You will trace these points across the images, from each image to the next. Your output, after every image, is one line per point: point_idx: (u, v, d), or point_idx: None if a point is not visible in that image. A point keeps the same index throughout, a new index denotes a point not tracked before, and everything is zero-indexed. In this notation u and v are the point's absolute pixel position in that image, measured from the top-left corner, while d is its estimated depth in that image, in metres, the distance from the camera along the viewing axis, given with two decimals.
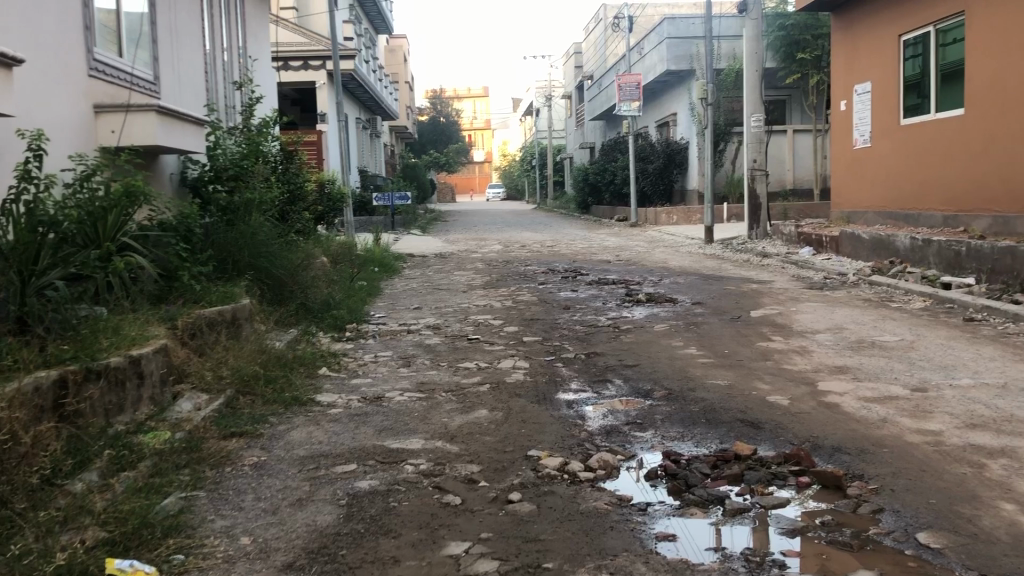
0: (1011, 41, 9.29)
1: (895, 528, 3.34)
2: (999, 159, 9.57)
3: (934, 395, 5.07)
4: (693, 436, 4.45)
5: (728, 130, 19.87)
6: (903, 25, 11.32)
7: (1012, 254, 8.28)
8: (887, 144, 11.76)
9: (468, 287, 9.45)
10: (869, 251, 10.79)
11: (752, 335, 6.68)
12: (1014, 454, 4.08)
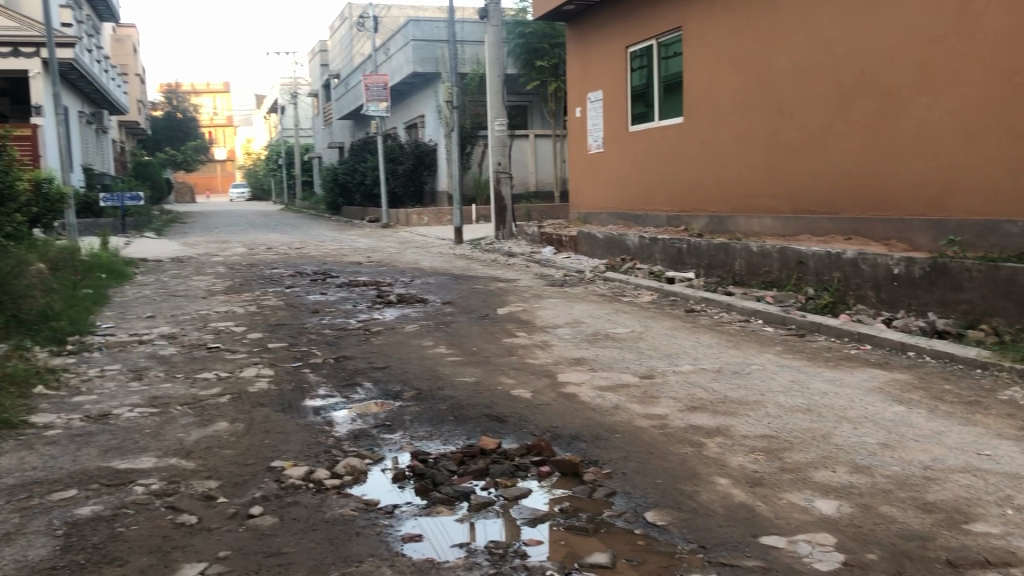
0: (722, 57, 10.24)
1: (626, 509, 3.56)
2: (713, 164, 10.50)
3: (660, 381, 5.47)
4: (440, 434, 4.49)
5: (474, 133, 20.37)
6: (629, 38, 12.11)
7: (725, 250, 9.14)
8: (617, 149, 12.56)
9: (208, 293, 8.99)
10: (604, 250, 11.46)
11: (498, 331, 6.87)
12: (728, 432, 4.48)
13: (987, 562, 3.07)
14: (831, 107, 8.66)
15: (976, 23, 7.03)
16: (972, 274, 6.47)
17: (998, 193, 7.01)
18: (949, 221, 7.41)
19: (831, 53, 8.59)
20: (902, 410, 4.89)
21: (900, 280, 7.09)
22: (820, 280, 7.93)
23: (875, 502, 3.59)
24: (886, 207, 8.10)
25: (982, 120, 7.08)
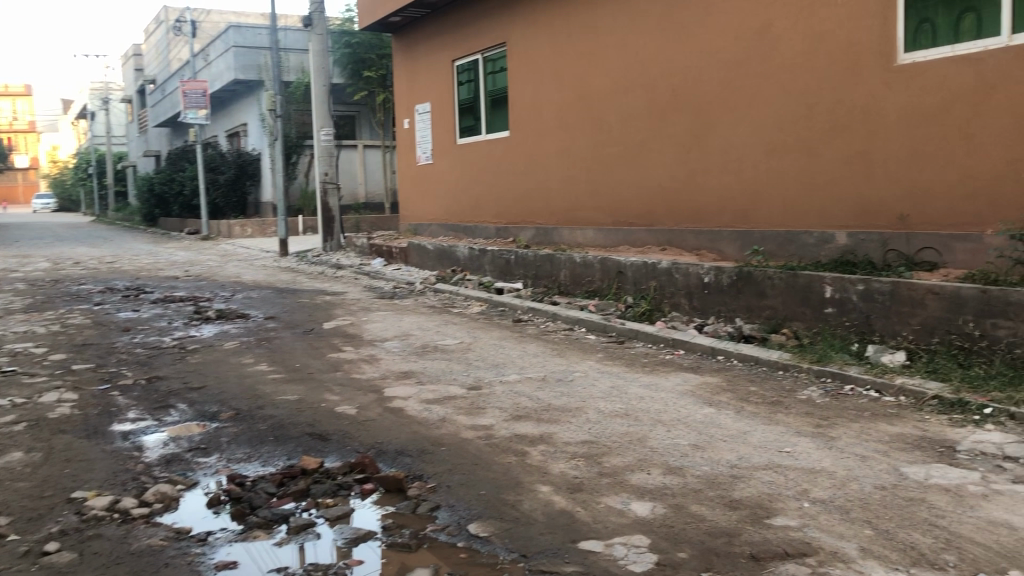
0: (545, 73, 10.49)
1: (449, 523, 3.55)
2: (538, 177, 10.74)
3: (486, 392, 5.51)
4: (259, 455, 4.33)
5: (300, 143, 19.94)
6: (455, 52, 12.20)
7: (550, 261, 9.35)
8: (446, 161, 12.61)
9: (3, 312, 8.30)
10: (433, 261, 11.47)
11: (323, 346, 6.72)
12: (550, 440, 4.57)
13: (785, 554, 3.27)
14: (647, 123, 9.04)
15: (774, 48, 7.55)
16: (774, 281, 6.91)
17: (796, 206, 7.54)
18: (753, 232, 7.91)
19: (647, 71, 8.97)
20: (712, 412, 5.15)
21: (711, 289, 7.48)
22: (639, 288, 8.25)
23: (686, 502, 3.75)
24: (698, 219, 8.54)
25: (782, 139, 7.60)
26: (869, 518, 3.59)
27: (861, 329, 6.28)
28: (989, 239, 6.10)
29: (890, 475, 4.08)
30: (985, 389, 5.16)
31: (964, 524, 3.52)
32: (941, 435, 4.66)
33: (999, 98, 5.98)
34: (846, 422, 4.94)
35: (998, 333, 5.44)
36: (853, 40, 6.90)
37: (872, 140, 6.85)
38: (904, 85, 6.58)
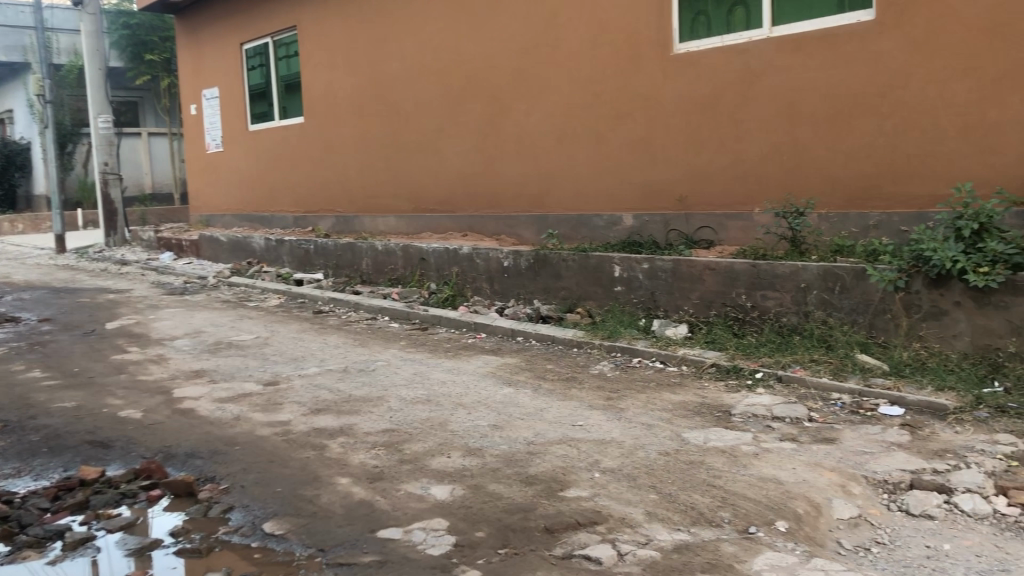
0: (337, 58, 10.30)
1: (243, 523, 3.43)
2: (334, 165, 10.55)
3: (283, 386, 5.36)
4: (32, 469, 4.01)
5: (76, 131, 18.57)
6: (244, 35, 11.73)
7: (351, 249, 9.24)
8: (238, 149, 12.13)
9: None
10: (229, 254, 11.02)
11: (105, 348, 6.30)
12: (350, 431, 4.51)
13: (577, 524, 3.40)
14: (441, 109, 9.09)
15: (561, 37, 7.78)
16: (568, 263, 7.15)
17: (586, 190, 7.83)
18: (548, 216, 8.15)
19: (440, 58, 9.00)
20: (511, 392, 5.26)
21: (509, 272, 7.64)
22: (440, 274, 8.30)
23: (485, 482, 3.82)
24: (495, 204, 8.69)
25: (571, 125, 7.86)
26: (654, 483, 3.80)
27: (648, 305, 6.63)
28: (758, 217, 6.63)
29: (673, 441, 4.33)
30: (756, 355, 5.59)
31: (738, 482, 3.79)
32: (719, 400, 5.00)
33: (763, 86, 6.47)
34: (635, 394, 5.20)
35: (766, 304, 5.91)
36: (632, 30, 7.23)
37: (653, 125, 7.22)
38: (679, 73, 6.97)
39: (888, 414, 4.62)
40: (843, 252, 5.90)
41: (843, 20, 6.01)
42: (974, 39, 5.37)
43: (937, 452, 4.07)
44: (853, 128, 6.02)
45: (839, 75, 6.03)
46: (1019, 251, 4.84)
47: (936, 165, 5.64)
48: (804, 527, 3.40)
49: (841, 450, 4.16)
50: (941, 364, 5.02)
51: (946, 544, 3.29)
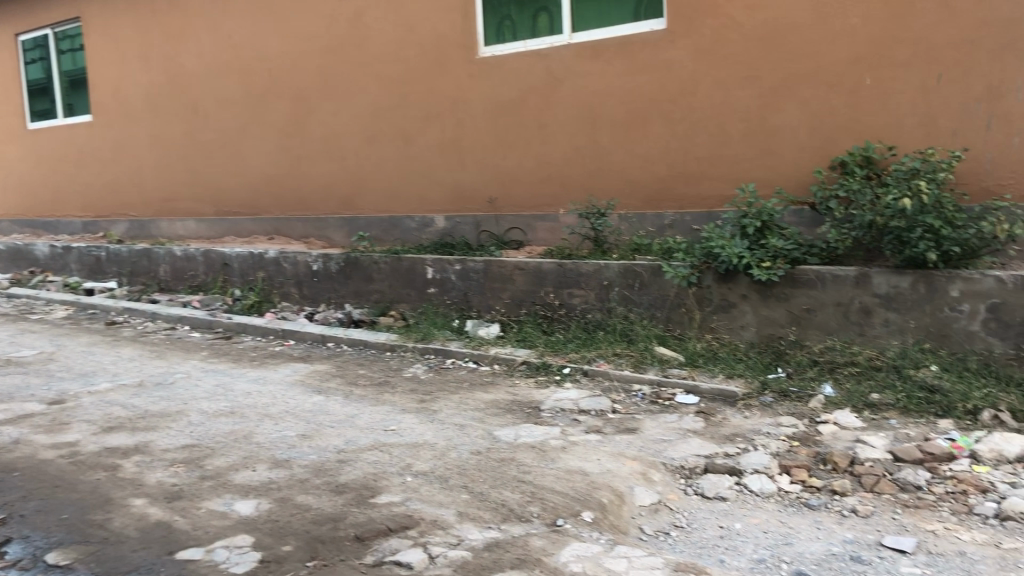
0: (128, 53, 9.69)
1: (22, 556, 3.16)
2: (128, 167, 9.94)
3: (70, 405, 4.98)
4: None
5: None
6: (19, 26, 10.81)
7: (147, 256, 8.74)
8: (16, 149, 11.18)
9: None
10: (7, 263, 10.14)
11: None
12: (146, 449, 4.25)
13: (388, 530, 3.36)
14: (244, 108, 8.76)
15: (367, 37, 7.68)
16: (379, 265, 7.08)
17: (396, 192, 7.79)
18: (358, 218, 8.04)
19: (241, 55, 8.66)
20: (321, 400, 5.14)
21: (318, 276, 7.47)
22: (245, 280, 7.99)
23: (293, 494, 3.71)
24: (303, 207, 8.48)
25: (379, 126, 7.79)
26: (466, 483, 3.82)
27: (459, 306, 6.67)
28: (564, 218, 6.82)
29: (485, 440, 4.37)
30: (564, 351, 5.75)
31: (546, 476, 3.88)
32: (529, 397, 5.10)
33: (565, 91, 6.66)
34: (446, 395, 5.21)
35: (573, 302, 6.10)
36: (438, 32, 7.25)
37: (461, 127, 7.28)
38: (485, 76, 7.06)
39: (685, 403, 4.87)
40: (642, 250, 6.17)
41: (638, 29, 6.29)
42: (755, 50, 5.76)
43: (728, 436, 4.34)
44: (649, 132, 6.31)
45: (636, 81, 6.30)
46: (797, 247, 5.25)
47: (724, 168, 6.01)
48: (609, 516, 3.52)
49: (643, 439, 4.35)
50: (731, 354, 5.36)
51: (737, 523, 3.50)
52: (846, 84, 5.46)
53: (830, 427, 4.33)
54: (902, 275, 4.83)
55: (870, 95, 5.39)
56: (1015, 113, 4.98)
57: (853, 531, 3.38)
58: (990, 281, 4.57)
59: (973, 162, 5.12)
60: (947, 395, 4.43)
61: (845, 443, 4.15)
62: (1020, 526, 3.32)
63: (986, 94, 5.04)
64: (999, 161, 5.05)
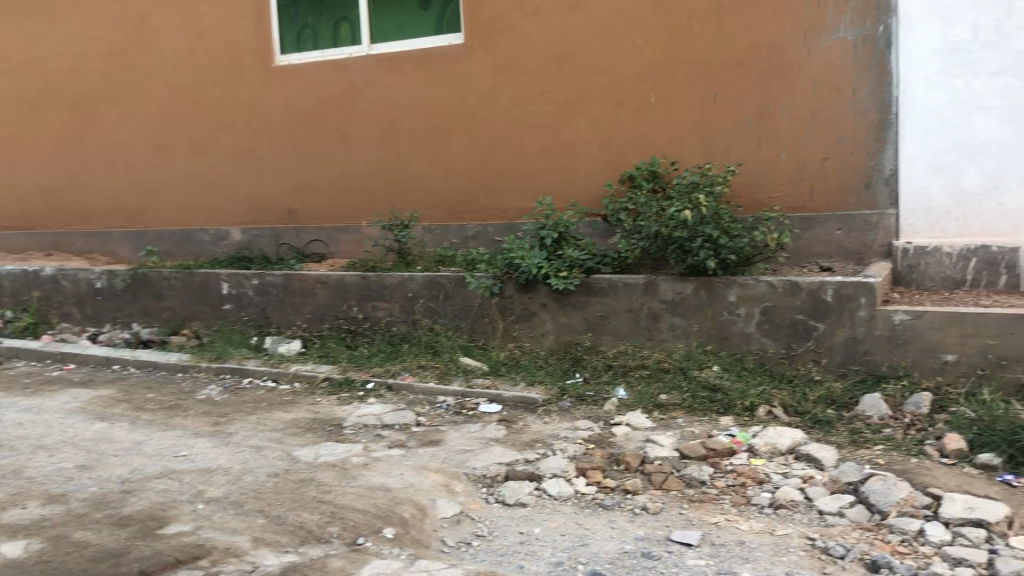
0: None
1: None
2: None
3: None
4: None
5: None
6: None
7: None
8: None
9: None
10: None
11: None
12: None
13: (176, 562, 3.17)
14: (14, 114, 8.07)
15: (153, 41, 7.29)
16: (170, 282, 6.72)
17: (188, 204, 7.43)
18: (148, 232, 7.61)
19: (9, 56, 7.97)
20: (103, 427, 4.80)
21: (102, 294, 7.00)
22: (19, 300, 7.36)
23: (69, 531, 3.43)
24: (85, 220, 7.93)
25: (168, 135, 7.41)
26: (262, 507, 3.68)
27: (258, 323, 6.45)
28: (366, 230, 6.75)
29: (282, 461, 4.23)
30: (367, 365, 5.67)
31: (347, 495, 3.80)
32: (330, 414, 4.99)
33: (364, 102, 6.60)
34: (243, 416, 5.01)
35: (376, 315, 6.04)
36: (231, 39, 6.99)
37: (258, 138, 7.05)
38: (282, 85, 6.87)
39: (487, 412, 4.93)
40: (445, 261, 6.20)
41: (437, 42, 6.37)
42: (549, 67, 5.94)
43: (528, 443, 4.43)
44: (450, 144, 6.37)
45: (435, 94, 6.34)
46: (591, 257, 5.45)
47: (522, 180, 6.16)
48: (411, 531, 3.49)
49: (445, 451, 4.36)
50: (532, 361, 5.47)
51: (536, 528, 3.57)
52: (633, 101, 5.74)
53: (623, 429, 4.52)
54: (685, 281, 5.12)
55: (655, 112, 5.69)
56: (782, 131, 5.40)
57: (644, 528, 3.53)
58: (763, 286, 4.92)
59: (746, 176, 5.52)
60: (727, 393, 4.73)
61: (637, 443, 4.34)
62: (791, 512, 3.59)
63: (757, 113, 5.44)
64: (769, 175, 5.47)
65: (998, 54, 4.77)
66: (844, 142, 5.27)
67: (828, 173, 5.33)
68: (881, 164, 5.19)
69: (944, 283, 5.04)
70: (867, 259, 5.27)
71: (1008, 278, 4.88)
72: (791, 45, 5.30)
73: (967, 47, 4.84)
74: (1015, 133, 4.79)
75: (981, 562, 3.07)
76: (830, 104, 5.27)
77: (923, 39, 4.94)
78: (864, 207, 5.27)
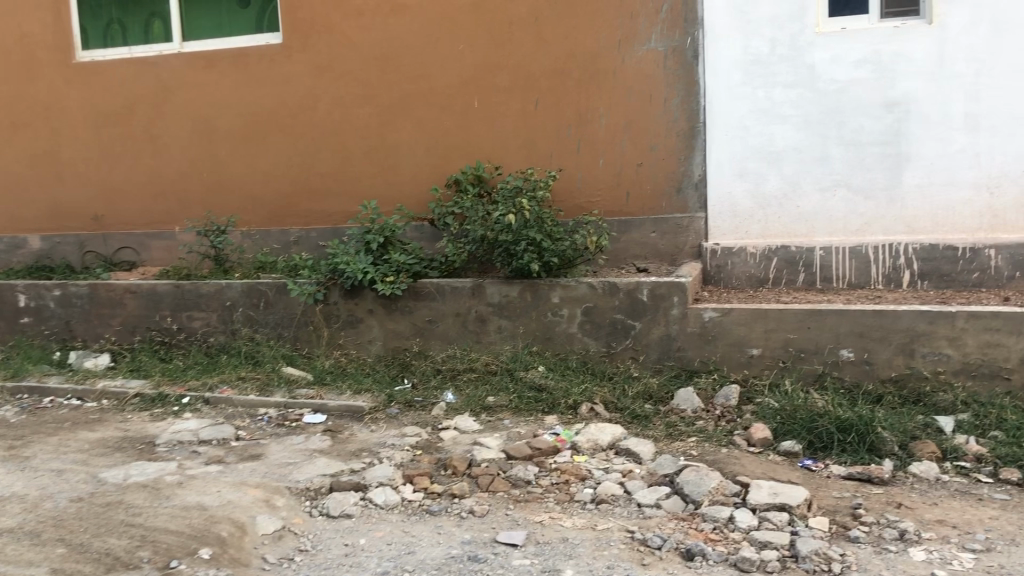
0: None
1: None
2: None
3: None
4: None
5: None
6: None
7: None
8: None
9: None
10: None
11: None
12: None
13: None
14: None
15: None
16: None
17: None
18: None
19: None
20: None
21: None
22: None
23: None
24: None
25: None
26: (62, 535, 3.42)
27: (62, 337, 6.02)
28: (180, 236, 6.42)
29: (86, 484, 3.95)
30: (183, 379, 5.39)
31: (159, 516, 3.59)
32: (141, 432, 4.71)
33: (176, 102, 6.28)
34: (42, 438, 4.64)
35: (193, 325, 5.77)
36: (24, 32, 6.49)
37: (58, 138, 6.57)
38: (84, 82, 6.44)
39: (312, 423, 4.80)
40: (266, 268, 5.99)
41: (255, 41, 6.16)
42: (370, 69, 5.86)
43: (354, 452, 4.34)
44: (269, 147, 6.17)
45: (253, 94, 6.12)
46: (417, 261, 5.41)
47: (345, 184, 6.04)
48: (229, 550, 3.33)
49: (266, 465, 4.20)
50: (358, 369, 5.37)
51: (361, 539, 3.50)
52: (455, 106, 5.76)
53: (450, 433, 4.51)
54: (511, 284, 5.18)
55: (477, 117, 5.73)
56: (600, 137, 5.57)
57: (471, 532, 3.54)
58: (584, 287, 5.05)
59: (567, 180, 5.65)
60: (552, 393, 4.81)
61: (463, 447, 4.34)
62: (612, 507, 3.69)
63: (575, 119, 5.58)
64: (588, 180, 5.62)
65: (793, 66, 5.12)
66: (657, 149, 5.48)
67: (643, 178, 5.54)
68: (691, 170, 5.44)
69: (749, 282, 5.38)
70: (680, 260, 5.52)
71: (806, 276, 5.27)
72: (606, 54, 5.47)
73: (766, 59, 5.15)
74: (809, 141, 5.16)
75: (784, 544, 3.27)
76: (644, 112, 5.47)
77: (726, 51, 5.21)
78: (676, 210, 5.51)
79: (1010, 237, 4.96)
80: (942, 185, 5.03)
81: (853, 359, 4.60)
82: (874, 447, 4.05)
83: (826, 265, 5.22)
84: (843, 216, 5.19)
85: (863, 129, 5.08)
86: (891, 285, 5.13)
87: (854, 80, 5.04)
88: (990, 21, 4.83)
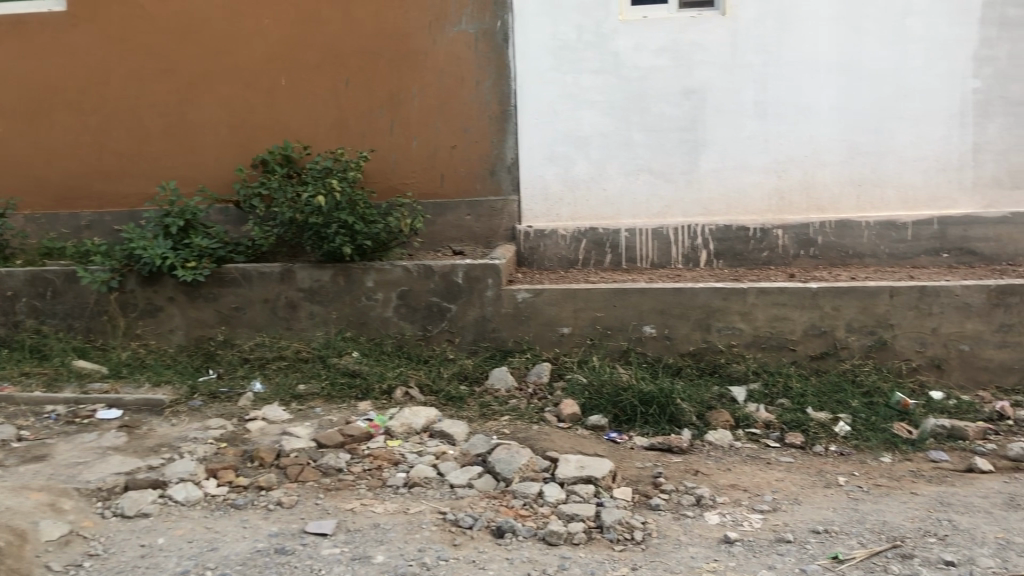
0: None
1: None
2: None
3: None
4: None
5: None
6: None
7: None
8: None
9: None
10: None
11: None
12: None
13: None
14: None
15: None
16: None
17: None
18: None
19: None
20: None
21: None
22: None
23: None
24: None
25: None
26: None
27: None
28: None
29: None
30: None
31: None
32: None
33: None
34: None
35: None
36: None
37: None
38: None
39: (105, 419, 4.48)
40: (54, 254, 5.61)
41: (29, 7, 5.63)
42: (168, 43, 5.53)
43: (152, 448, 4.10)
44: (54, 123, 5.70)
45: (34, 66, 5.64)
46: (222, 245, 5.17)
47: (143, 164, 5.68)
48: (6, 561, 3.01)
49: (52, 466, 3.89)
50: (158, 359, 5.08)
51: (159, 538, 3.31)
52: (262, 84, 5.53)
53: (258, 424, 4.34)
54: (322, 269, 5.05)
55: (285, 96, 5.53)
56: (413, 119, 5.51)
57: (278, 524, 3.42)
58: (399, 271, 4.99)
59: (379, 162, 5.56)
60: (366, 378, 4.73)
61: (272, 437, 4.20)
62: (424, 489, 3.67)
63: (387, 101, 5.50)
64: (402, 162, 5.55)
65: (598, 53, 5.25)
66: (470, 131, 5.48)
67: (456, 160, 5.53)
68: (503, 153, 5.48)
69: (560, 263, 5.50)
70: (494, 242, 5.57)
71: (612, 257, 5.45)
72: (416, 35, 5.40)
73: (573, 45, 5.26)
74: (614, 125, 5.32)
75: (590, 515, 3.36)
76: (456, 95, 5.45)
77: (535, 36, 5.28)
78: (490, 193, 5.54)
79: (795, 217, 5.33)
80: (735, 170, 5.32)
81: (655, 335, 4.80)
82: (674, 419, 4.24)
83: (630, 246, 5.42)
84: (646, 198, 5.40)
85: (665, 116, 5.28)
86: (689, 264, 5.40)
87: (654, 68, 5.24)
88: (777, 15, 5.13)
